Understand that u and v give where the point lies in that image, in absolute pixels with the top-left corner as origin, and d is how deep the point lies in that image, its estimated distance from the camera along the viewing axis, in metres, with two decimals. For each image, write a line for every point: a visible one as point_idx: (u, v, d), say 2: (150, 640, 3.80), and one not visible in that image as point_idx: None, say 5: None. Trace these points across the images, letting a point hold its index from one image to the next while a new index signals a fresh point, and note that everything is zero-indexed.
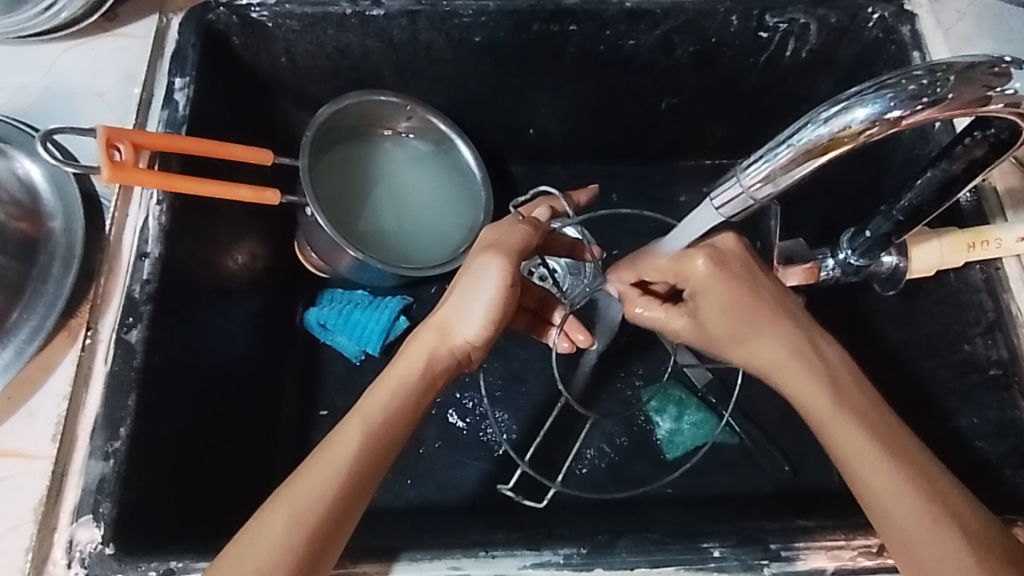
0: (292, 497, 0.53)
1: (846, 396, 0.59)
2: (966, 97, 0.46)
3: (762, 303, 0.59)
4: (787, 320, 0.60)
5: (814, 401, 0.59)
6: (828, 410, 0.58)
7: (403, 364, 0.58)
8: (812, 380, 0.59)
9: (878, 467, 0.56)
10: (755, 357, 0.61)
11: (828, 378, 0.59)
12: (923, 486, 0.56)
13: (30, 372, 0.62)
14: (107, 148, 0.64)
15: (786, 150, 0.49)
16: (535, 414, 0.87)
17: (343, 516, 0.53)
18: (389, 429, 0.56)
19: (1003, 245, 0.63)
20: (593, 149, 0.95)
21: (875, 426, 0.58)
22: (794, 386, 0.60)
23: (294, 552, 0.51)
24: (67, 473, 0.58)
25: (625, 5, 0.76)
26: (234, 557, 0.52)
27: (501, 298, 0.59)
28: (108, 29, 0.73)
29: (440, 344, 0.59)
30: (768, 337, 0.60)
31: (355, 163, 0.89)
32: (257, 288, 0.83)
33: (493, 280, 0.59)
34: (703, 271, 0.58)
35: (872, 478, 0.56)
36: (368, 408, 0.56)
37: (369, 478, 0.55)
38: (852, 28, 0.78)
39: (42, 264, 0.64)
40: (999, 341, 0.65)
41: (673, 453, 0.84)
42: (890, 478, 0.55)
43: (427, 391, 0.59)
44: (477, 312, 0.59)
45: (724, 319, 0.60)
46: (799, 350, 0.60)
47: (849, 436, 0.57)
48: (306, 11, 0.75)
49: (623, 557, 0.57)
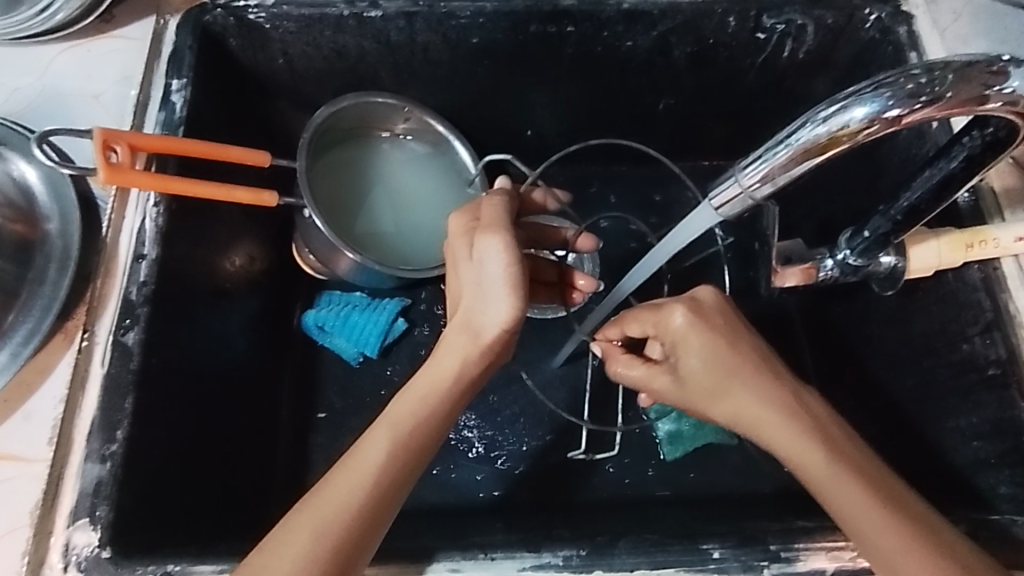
0: (317, 507, 0.52)
1: (835, 448, 0.55)
2: (963, 96, 0.45)
3: (746, 353, 0.59)
4: (767, 370, 0.59)
5: (806, 459, 0.55)
6: (826, 469, 0.54)
7: (435, 372, 0.57)
8: (804, 439, 0.55)
9: (882, 520, 0.52)
10: (743, 411, 0.58)
11: (820, 433, 0.56)
12: (930, 533, 0.52)
13: (25, 374, 0.61)
14: (103, 150, 0.63)
15: (785, 150, 0.49)
16: (533, 417, 0.86)
17: (370, 527, 0.53)
18: (419, 436, 0.55)
19: (1001, 244, 0.63)
20: (591, 151, 0.95)
21: (871, 476, 0.54)
22: (784, 443, 0.56)
23: (316, 563, 0.51)
24: (64, 476, 0.58)
25: (622, 7, 0.76)
26: (256, 568, 0.51)
27: (516, 271, 0.55)
28: (104, 31, 0.73)
29: (472, 344, 0.56)
30: (748, 389, 0.58)
31: (353, 166, 0.89)
32: (255, 290, 0.83)
33: (498, 256, 0.55)
34: (686, 324, 0.59)
35: (881, 537, 0.52)
36: (397, 418, 0.56)
37: (398, 487, 0.54)
38: (849, 28, 0.78)
39: (38, 267, 0.64)
40: (998, 340, 0.66)
41: (671, 455, 0.84)
42: (897, 531, 0.52)
43: (462, 396, 0.58)
44: (493, 292, 0.56)
45: (713, 372, 0.59)
46: (789, 407, 0.57)
47: (852, 490, 0.53)
48: (303, 13, 0.75)
49: (623, 559, 0.57)
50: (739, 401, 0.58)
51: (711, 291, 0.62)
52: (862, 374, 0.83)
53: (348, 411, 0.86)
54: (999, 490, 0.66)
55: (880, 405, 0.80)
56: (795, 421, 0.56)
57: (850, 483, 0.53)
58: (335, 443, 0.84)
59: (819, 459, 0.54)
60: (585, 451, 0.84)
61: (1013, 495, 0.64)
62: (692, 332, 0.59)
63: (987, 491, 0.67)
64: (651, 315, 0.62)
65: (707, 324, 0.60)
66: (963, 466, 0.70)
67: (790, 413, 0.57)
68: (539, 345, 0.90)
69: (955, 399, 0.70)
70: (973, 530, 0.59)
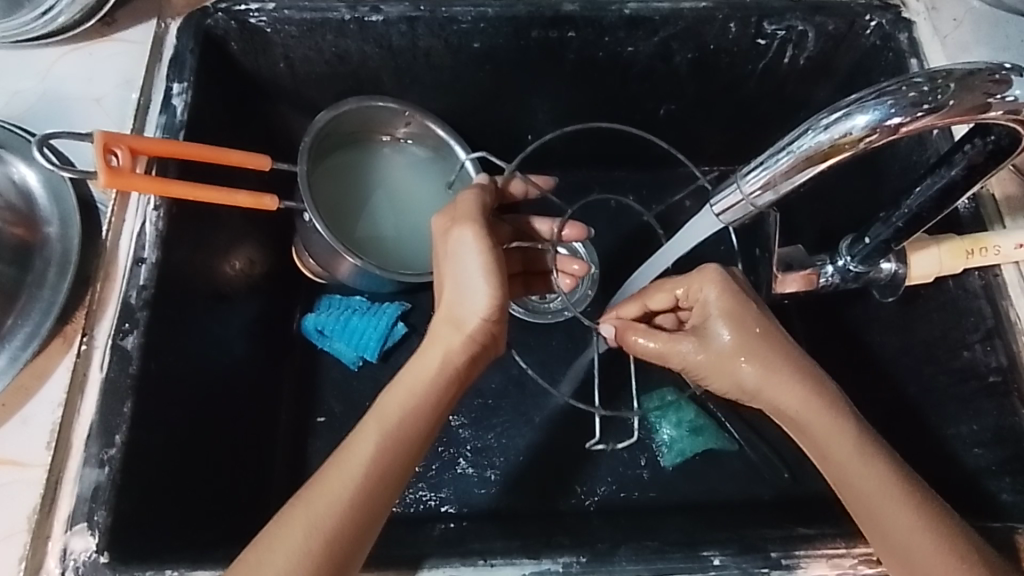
0: (310, 500, 0.52)
1: (866, 434, 0.58)
2: (966, 104, 0.45)
3: (774, 332, 0.60)
4: (791, 344, 0.61)
5: (834, 436, 0.57)
6: (842, 440, 0.57)
7: (419, 367, 0.58)
8: (826, 414, 0.58)
9: (885, 488, 0.55)
10: (761, 386, 0.59)
11: (840, 410, 0.58)
12: (926, 505, 0.55)
13: (24, 378, 0.61)
14: (104, 153, 0.63)
15: (787, 157, 0.49)
16: (536, 423, 0.86)
17: (365, 521, 0.53)
18: (408, 430, 0.56)
19: (1002, 251, 0.63)
20: (591, 157, 0.95)
21: (887, 456, 0.57)
22: (808, 416, 0.58)
23: (312, 557, 0.50)
24: (61, 482, 0.58)
25: (624, 12, 0.76)
26: (251, 561, 0.51)
27: (490, 263, 0.58)
28: (105, 35, 0.73)
29: (456, 334, 0.58)
30: (762, 365, 0.59)
31: (354, 170, 0.88)
32: (255, 294, 0.83)
33: (473, 247, 0.58)
34: (719, 295, 0.61)
35: (872, 489, 0.55)
36: (385, 413, 0.56)
37: (390, 480, 0.54)
38: (850, 35, 0.78)
39: (38, 271, 0.63)
40: (999, 347, 0.65)
41: (670, 461, 0.84)
42: (903, 503, 0.54)
43: (448, 391, 0.58)
44: (471, 283, 0.58)
45: (741, 345, 0.60)
46: (812, 379, 0.59)
47: (864, 465, 0.56)
48: (305, 17, 0.75)
49: (623, 566, 0.57)
50: (758, 382, 0.59)
51: (717, 288, 0.61)
52: (862, 381, 0.82)
53: (347, 415, 0.85)
54: (1001, 498, 0.66)
55: (881, 411, 0.80)
56: (819, 393, 0.59)
57: (879, 467, 0.56)
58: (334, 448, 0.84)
59: (850, 443, 0.57)
60: (602, 443, 0.84)
61: (1014, 503, 0.64)
62: (722, 302, 0.61)
63: (989, 498, 0.67)
64: (685, 282, 0.63)
65: (739, 298, 0.61)
66: (964, 473, 0.69)
67: (814, 386, 0.59)
68: (539, 349, 0.89)
69: (957, 406, 0.70)
70: None
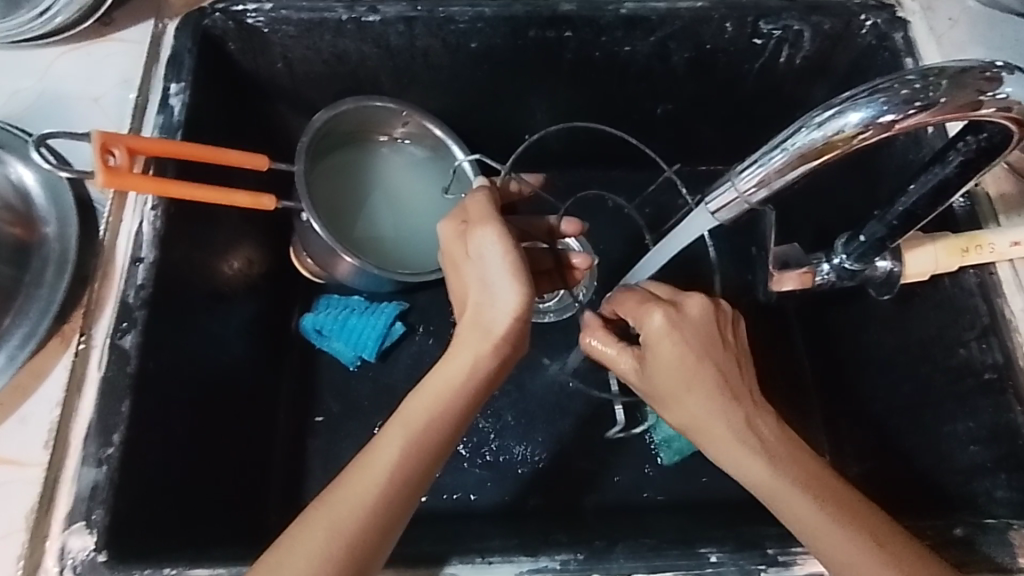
0: (333, 503, 0.52)
1: (796, 472, 0.55)
2: (958, 101, 0.46)
3: (707, 368, 0.59)
4: (725, 382, 0.59)
5: (758, 477, 0.56)
6: (766, 479, 0.55)
7: (446, 371, 0.57)
8: (747, 455, 0.56)
9: (815, 526, 0.53)
10: (690, 426, 0.59)
11: (766, 450, 0.56)
12: (868, 537, 0.52)
13: (22, 377, 0.61)
14: (101, 153, 0.63)
15: (781, 155, 0.49)
16: (534, 421, 0.86)
17: (387, 525, 0.53)
18: (433, 435, 0.55)
19: (997, 249, 0.64)
20: (590, 156, 0.96)
21: (822, 490, 0.54)
22: (734, 459, 0.57)
23: (333, 560, 0.50)
24: (60, 480, 0.58)
25: (621, 12, 0.76)
26: (271, 562, 0.51)
27: (516, 262, 0.57)
28: (104, 35, 0.73)
29: (484, 340, 0.57)
30: (709, 404, 0.58)
31: (352, 170, 0.89)
32: (253, 293, 0.83)
33: (497, 248, 0.58)
34: (656, 328, 0.60)
35: (804, 529, 0.53)
36: (410, 416, 0.55)
37: (414, 486, 0.54)
38: (846, 34, 0.78)
39: (36, 270, 0.64)
40: (994, 345, 0.66)
41: (669, 460, 0.83)
42: (839, 538, 0.52)
43: (474, 395, 0.57)
44: (497, 281, 0.57)
45: (669, 381, 0.59)
46: (739, 421, 0.58)
47: (793, 503, 0.54)
48: (303, 17, 0.75)
49: (621, 563, 0.57)
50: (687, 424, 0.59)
51: (657, 320, 0.60)
52: (859, 379, 0.83)
53: (345, 415, 0.86)
54: (995, 495, 0.66)
55: (879, 409, 0.80)
56: (743, 435, 0.57)
57: (807, 505, 0.53)
58: (332, 447, 0.84)
59: (797, 486, 0.54)
60: (620, 429, 0.85)
61: (1009, 500, 0.65)
62: (656, 335, 0.60)
63: (983, 496, 0.67)
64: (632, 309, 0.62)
65: (677, 330, 0.59)
66: (959, 470, 0.69)
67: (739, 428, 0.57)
68: (537, 348, 0.90)
69: (951, 404, 0.70)
70: (968, 535, 0.59)
